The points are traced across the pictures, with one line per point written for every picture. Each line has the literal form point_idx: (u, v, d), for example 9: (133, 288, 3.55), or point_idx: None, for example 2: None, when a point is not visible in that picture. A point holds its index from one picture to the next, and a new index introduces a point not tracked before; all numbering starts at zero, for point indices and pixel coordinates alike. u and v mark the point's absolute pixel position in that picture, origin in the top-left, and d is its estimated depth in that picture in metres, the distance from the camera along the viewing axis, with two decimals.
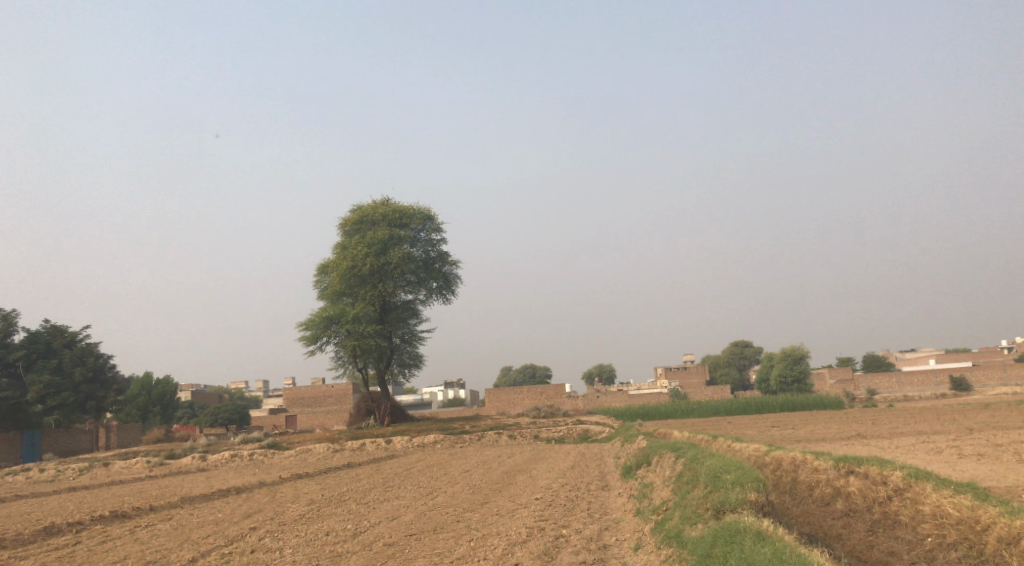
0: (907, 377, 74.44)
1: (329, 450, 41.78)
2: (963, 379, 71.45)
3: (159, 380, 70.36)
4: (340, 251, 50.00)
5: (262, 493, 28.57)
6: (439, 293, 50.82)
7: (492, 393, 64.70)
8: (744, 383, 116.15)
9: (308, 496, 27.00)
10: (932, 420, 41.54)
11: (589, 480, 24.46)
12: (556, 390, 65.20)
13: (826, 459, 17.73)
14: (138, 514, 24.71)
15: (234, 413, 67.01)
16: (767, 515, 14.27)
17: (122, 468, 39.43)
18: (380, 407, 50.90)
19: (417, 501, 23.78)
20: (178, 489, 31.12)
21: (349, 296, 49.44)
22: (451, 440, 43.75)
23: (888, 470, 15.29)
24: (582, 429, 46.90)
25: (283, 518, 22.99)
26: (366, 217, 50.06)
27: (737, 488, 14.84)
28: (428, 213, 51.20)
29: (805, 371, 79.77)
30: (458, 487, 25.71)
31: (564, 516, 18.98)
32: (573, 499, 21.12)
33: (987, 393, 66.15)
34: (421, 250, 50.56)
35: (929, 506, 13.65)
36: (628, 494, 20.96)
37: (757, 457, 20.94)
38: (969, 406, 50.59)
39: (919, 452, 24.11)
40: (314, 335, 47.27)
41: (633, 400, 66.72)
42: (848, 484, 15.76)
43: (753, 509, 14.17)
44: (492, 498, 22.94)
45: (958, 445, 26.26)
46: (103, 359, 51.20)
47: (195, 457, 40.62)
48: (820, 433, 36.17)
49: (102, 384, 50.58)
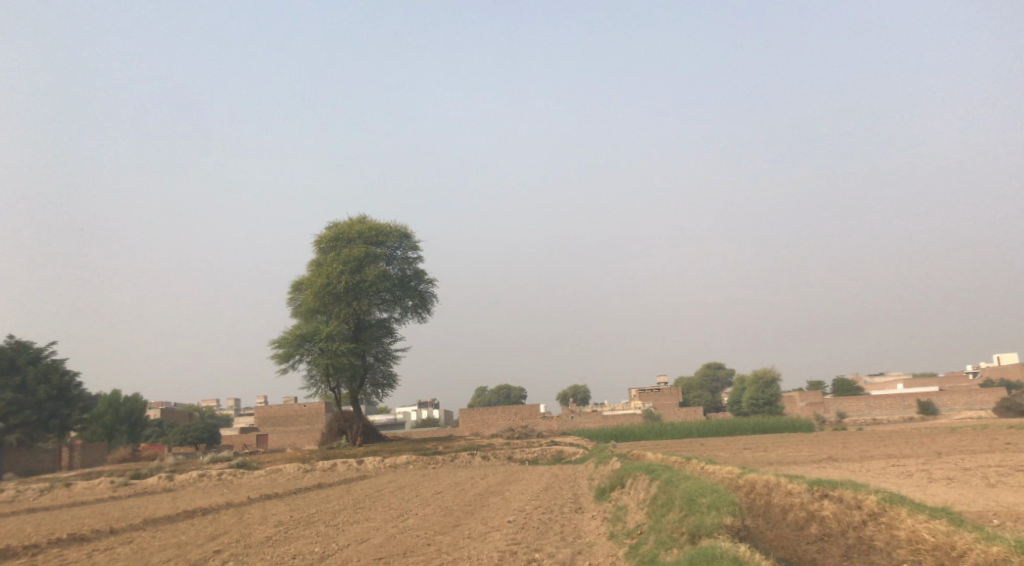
0: (877, 400, 74.99)
1: (299, 470, 41.19)
2: (931, 403, 72.12)
3: (127, 397, 69.16)
4: (314, 268, 49.55)
5: (228, 514, 28.02)
6: (414, 312, 50.45)
7: (465, 413, 64.27)
8: (716, 405, 116.42)
9: (276, 517, 26.53)
10: (901, 444, 41.79)
11: (563, 502, 24.23)
12: (529, 411, 64.88)
13: (800, 482, 17.66)
14: (98, 538, 24.12)
15: (204, 431, 65.94)
16: (743, 539, 14.13)
17: (85, 489, 38.56)
18: (352, 427, 50.34)
19: (387, 523, 23.40)
20: (143, 510, 30.45)
21: (323, 313, 48.99)
22: (424, 461, 43.31)
23: (862, 494, 15.25)
24: (556, 449, 46.66)
25: (249, 541, 22.54)
26: (341, 234, 49.69)
27: (713, 512, 14.70)
28: (405, 231, 50.94)
29: (777, 393, 80.10)
30: (430, 508, 25.37)
31: (537, 539, 18.73)
32: (546, 522, 20.88)
33: (954, 417, 66.81)
34: (397, 268, 50.23)
35: (905, 531, 13.59)
36: (601, 517, 20.76)
37: (730, 479, 20.83)
38: (937, 430, 51.02)
39: (891, 476, 24.17)
40: (287, 353, 46.68)
41: (607, 421, 66.55)
42: (823, 508, 15.67)
43: (730, 534, 14.03)
44: (464, 520, 22.63)
45: (929, 468, 26.36)
46: (68, 376, 50.37)
47: (161, 477, 39.83)
48: (792, 456, 36.23)
49: (67, 401, 49.72)
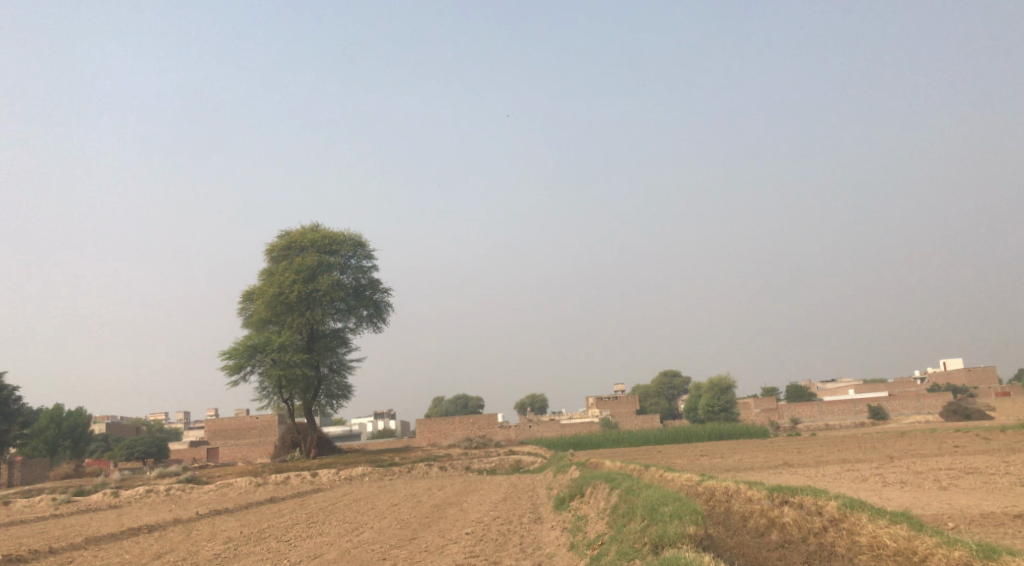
0: (829, 406, 75.98)
1: (252, 484, 40.23)
2: (880, 408, 73.28)
3: (71, 412, 67.17)
4: (266, 277, 48.66)
5: (176, 531, 27.14)
6: (370, 321, 49.75)
7: (422, 424, 63.58)
8: (672, 413, 117.10)
9: (226, 533, 25.75)
10: (854, 449, 42.29)
11: (522, 513, 23.89)
12: (487, 421, 64.43)
13: (759, 489, 17.54)
14: (37, 558, 23.18)
15: (152, 446, 64.31)
16: (706, 549, 13.91)
17: (26, 507, 37.21)
18: (306, 439, 49.41)
19: (342, 538, 22.83)
20: (86, 528, 29.40)
21: (275, 324, 48.09)
22: (380, 472, 42.60)
23: (823, 501, 15.18)
24: (514, 459, 46.28)
25: (197, 559, 21.82)
26: (294, 243, 48.88)
27: (675, 521, 14.49)
28: (359, 239, 50.29)
29: (732, 400, 80.77)
30: (386, 521, 24.82)
31: (495, 551, 18.35)
32: (505, 533, 20.52)
33: (904, 422, 67.98)
34: (351, 277, 49.55)
35: (866, 537, 13.52)
36: (561, 527, 20.46)
37: (689, 486, 20.67)
38: (888, 435, 51.77)
39: (846, 481, 24.32)
40: (238, 364, 45.69)
41: (565, 430, 66.34)
42: (783, 514, 15.55)
43: (693, 544, 13.81)
44: (421, 533, 22.15)
45: (883, 473, 26.57)
46: (8, 390, 48.80)
47: (107, 493, 38.64)
48: (748, 462, 36.33)
49: (7, 417, 48.15)
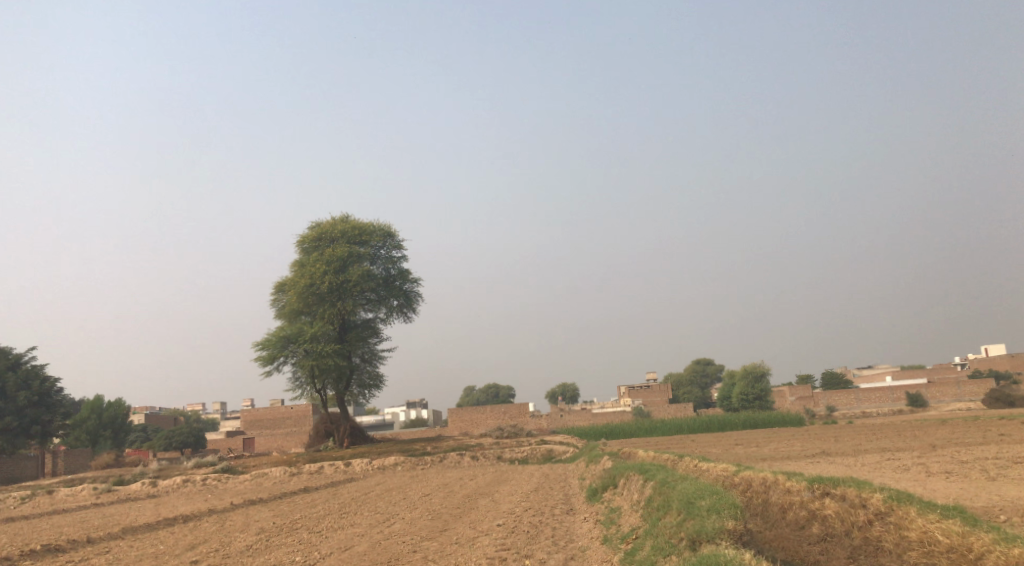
0: (866, 393, 74.68)
1: (286, 474, 40.33)
2: (919, 395, 71.86)
3: (111, 403, 67.97)
4: (297, 269, 48.66)
5: (210, 521, 27.13)
6: (400, 311, 49.61)
7: (453, 412, 63.45)
8: (706, 401, 116.15)
9: (258, 524, 25.66)
10: (893, 437, 41.38)
11: (554, 504, 23.53)
12: (519, 410, 64.18)
13: (798, 480, 16.99)
14: (74, 548, 23.27)
15: (189, 436, 64.93)
16: (746, 545, 13.46)
17: (67, 496, 37.64)
18: (339, 429, 49.49)
19: (373, 529, 22.61)
20: (123, 518, 29.58)
21: (307, 314, 48.11)
22: (413, 462, 42.50)
23: (867, 493, 14.62)
24: (545, 448, 45.95)
25: (229, 550, 21.69)
26: (324, 234, 48.80)
27: (713, 516, 14.02)
28: (388, 230, 50.14)
29: (766, 388, 79.73)
30: (417, 512, 24.55)
31: (527, 544, 17.94)
32: (536, 525, 20.13)
33: (943, 409, 66.59)
34: (381, 267, 49.46)
35: (916, 532, 12.97)
36: (594, 519, 20.06)
37: (725, 477, 20.14)
38: (928, 422, 50.64)
39: (888, 470, 23.61)
40: (271, 355, 45.80)
41: (597, 419, 65.89)
42: (825, 506, 15.00)
43: (732, 539, 13.36)
44: (452, 525, 21.84)
45: (925, 462, 25.81)
46: (49, 382, 49.32)
47: (145, 482, 38.97)
48: (784, 451, 35.64)
49: (48, 408, 48.70)
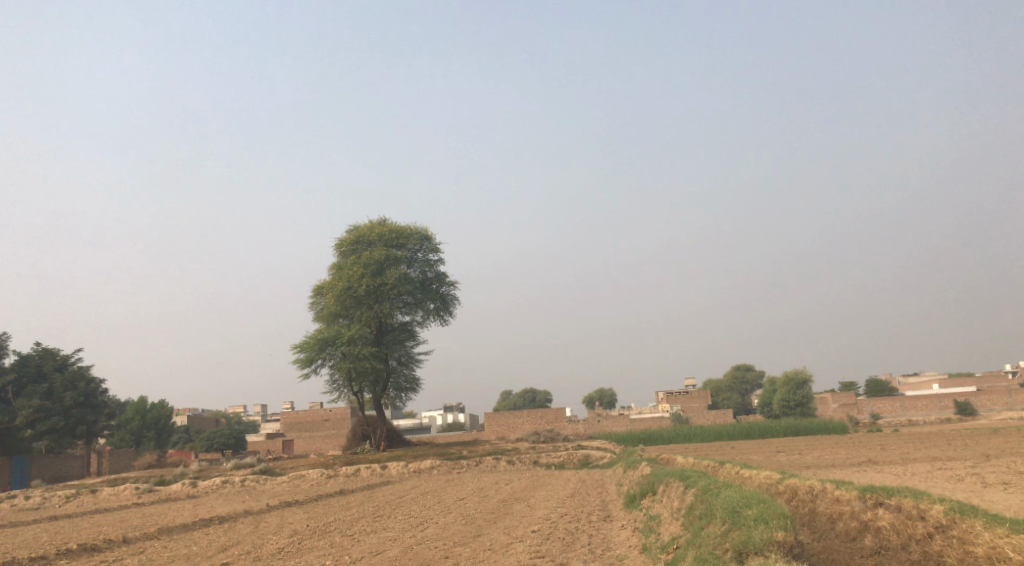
0: (912, 401, 72.76)
1: (323, 476, 40.18)
2: (968, 403, 69.77)
3: (154, 404, 68.53)
4: (335, 272, 48.58)
5: (245, 523, 26.95)
6: (437, 314, 49.29)
7: (491, 417, 62.87)
8: (746, 407, 114.39)
9: (293, 527, 25.33)
10: (942, 446, 40.05)
11: (590, 510, 22.95)
12: (556, 414, 63.53)
13: (849, 488, 16.15)
14: (110, 548, 23.15)
15: (230, 437, 65.01)
16: (798, 558, 12.72)
17: (109, 495, 37.84)
18: (375, 432, 49.17)
19: (405, 534, 22.14)
20: (161, 518, 29.56)
21: (345, 317, 47.98)
22: (449, 466, 42.12)
23: (926, 504, 13.78)
24: (583, 454, 45.28)
25: (261, 553, 21.36)
26: (362, 237, 48.64)
27: (761, 526, 13.30)
28: (425, 233, 49.93)
29: (808, 395, 78.05)
30: (451, 517, 24.11)
31: (562, 552, 17.33)
32: (573, 532, 19.56)
33: (993, 418, 64.56)
34: (418, 270, 49.19)
35: (982, 547, 12.17)
36: (632, 527, 19.42)
37: (769, 485, 19.36)
38: (977, 431, 49.16)
39: (940, 481, 22.68)
40: (309, 357, 45.73)
41: (635, 424, 65.03)
42: (878, 517, 14.18)
43: (783, 553, 12.64)
44: (486, 530, 21.32)
45: (979, 472, 24.77)
46: (95, 383, 49.68)
47: (186, 483, 39.08)
48: (828, 459, 34.61)
49: (93, 408, 49.04)
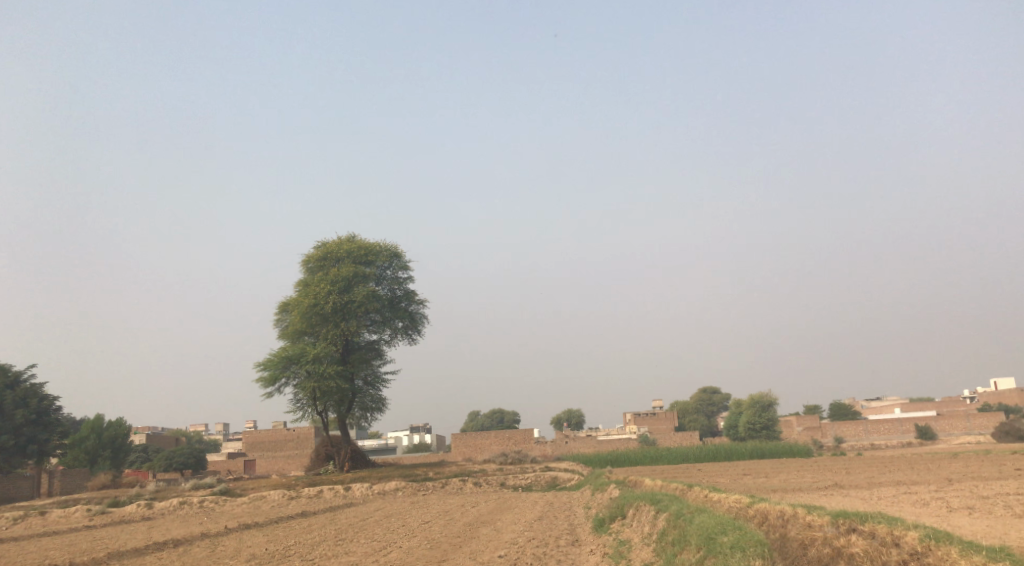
0: (874, 425, 73.30)
1: (285, 498, 39.29)
2: (928, 428, 70.40)
3: (112, 422, 66.93)
4: (301, 289, 47.85)
5: (201, 547, 26.11)
6: (405, 333, 48.69)
7: (457, 438, 62.21)
8: (711, 430, 114.70)
9: (250, 550, 24.59)
10: (905, 470, 40.19)
11: (558, 534, 22.52)
12: (523, 435, 63.00)
13: (820, 513, 15.91)
14: None
15: (190, 457, 63.61)
16: None
17: (61, 517, 36.62)
18: (340, 452, 48.36)
19: (367, 558, 21.53)
20: (115, 541, 28.60)
21: (310, 335, 47.25)
22: (414, 487, 41.44)
23: (900, 531, 13.58)
24: (550, 475, 44.88)
25: None
26: (330, 254, 48.00)
27: (737, 555, 13.00)
28: (395, 250, 49.40)
29: (773, 418, 78.32)
30: (415, 541, 23.54)
31: None
32: (540, 557, 19.09)
33: (953, 442, 65.21)
34: (387, 288, 48.61)
35: None
36: (601, 552, 19.06)
37: (739, 509, 19.10)
38: (939, 456, 49.45)
39: (906, 505, 22.61)
40: (272, 376, 44.89)
41: (602, 446, 64.74)
42: (852, 544, 13.93)
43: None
44: (451, 555, 20.80)
45: (944, 496, 24.75)
46: (49, 400, 48.38)
47: (141, 504, 37.97)
48: (795, 482, 34.57)
49: (46, 427, 47.69)
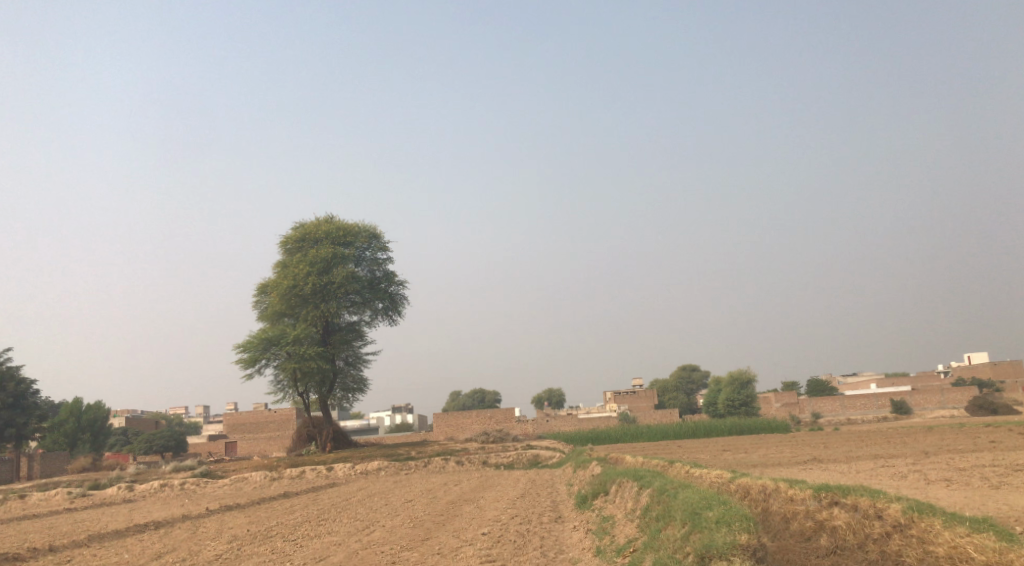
0: (851, 400, 74.02)
1: (267, 479, 39.11)
2: (904, 402, 71.14)
3: (90, 405, 66.31)
4: (280, 270, 47.43)
5: (182, 528, 25.92)
6: (385, 314, 48.48)
7: (439, 417, 62.17)
8: (691, 407, 115.52)
9: (233, 531, 24.44)
10: (882, 444, 40.62)
11: (541, 511, 22.56)
12: (505, 415, 63.04)
13: (802, 487, 15.98)
14: (36, 557, 22.02)
15: (170, 439, 63.15)
16: (760, 562, 12.47)
17: (41, 501, 36.29)
18: (321, 433, 48.19)
19: (351, 538, 21.46)
20: (95, 523, 28.36)
21: (290, 316, 46.91)
22: (397, 467, 41.39)
23: (883, 503, 13.66)
24: (532, 453, 44.96)
25: (196, 560, 20.44)
26: (308, 235, 47.58)
27: (722, 529, 13.02)
28: (374, 231, 49.05)
29: (753, 395, 78.86)
30: (399, 520, 23.51)
31: (513, 555, 16.86)
32: (524, 534, 19.08)
33: (929, 417, 66.04)
34: (366, 269, 48.31)
35: (943, 547, 12.05)
36: (584, 528, 19.09)
37: (721, 484, 19.18)
38: (914, 430, 50.04)
39: (884, 478, 22.79)
40: (252, 358, 44.54)
41: (583, 424, 64.93)
42: (834, 517, 14.01)
43: (746, 557, 12.40)
44: (434, 533, 20.78)
45: (922, 469, 25.01)
46: (26, 384, 47.80)
47: (122, 486, 37.66)
48: (774, 457, 34.85)
49: (23, 410, 47.12)
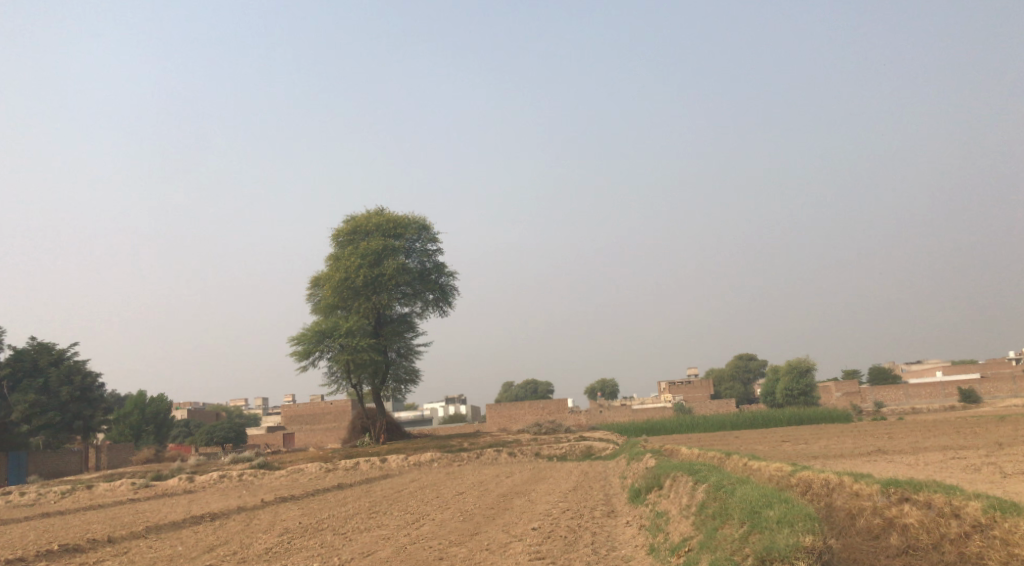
0: (915, 389, 71.75)
1: (322, 470, 39.23)
2: (972, 390, 68.53)
3: (153, 398, 67.67)
4: (332, 263, 47.46)
5: (236, 520, 25.91)
6: (436, 305, 48.26)
7: (491, 409, 61.87)
8: (748, 396, 113.53)
9: (284, 524, 24.25)
10: (951, 434, 38.97)
11: (594, 505, 21.95)
12: (558, 405, 62.43)
13: (869, 481, 15.03)
14: (93, 548, 22.12)
15: (230, 431, 63.27)
16: None
17: (105, 491, 36.85)
18: (375, 424, 48.21)
19: (400, 532, 21.12)
20: (153, 515, 28.57)
21: (343, 309, 46.98)
22: (449, 458, 41.16)
23: (960, 501, 12.73)
24: (585, 445, 44.30)
25: (246, 554, 20.25)
26: (359, 228, 47.51)
27: (784, 530, 12.27)
28: (423, 223, 48.79)
29: (812, 384, 76.94)
30: (449, 513, 23.12)
31: (563, 553, 16.19)
32: (575, 529, 18.46)
33: (999, 405, 63.59)
34: (417, 261, 48.06)
35: None
36: (638, 524, 18.43)
37: (780, 478, 18.32)
38: (985, 419, 48.04)
39: (956, 471, 21.65)
40: (306, 350, 44.63)
41: (637, 415, 64.02)
42: (905, 514, 13.14)
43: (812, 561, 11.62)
44: (483, 527, 20.25)
45: (997, 461, 23.78)
46: (92, 376, 48.60)
47: (182, 478, 38.04)
48: (837, 448, 33.63)
49: (89, 403, 47.95)
